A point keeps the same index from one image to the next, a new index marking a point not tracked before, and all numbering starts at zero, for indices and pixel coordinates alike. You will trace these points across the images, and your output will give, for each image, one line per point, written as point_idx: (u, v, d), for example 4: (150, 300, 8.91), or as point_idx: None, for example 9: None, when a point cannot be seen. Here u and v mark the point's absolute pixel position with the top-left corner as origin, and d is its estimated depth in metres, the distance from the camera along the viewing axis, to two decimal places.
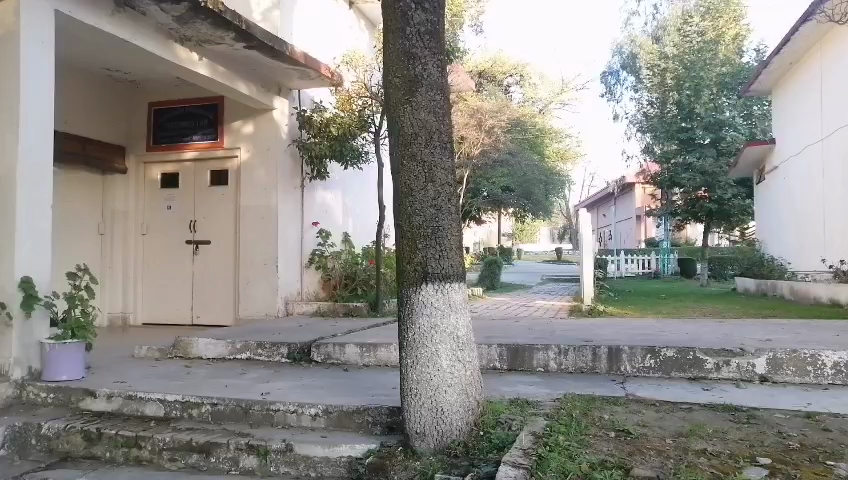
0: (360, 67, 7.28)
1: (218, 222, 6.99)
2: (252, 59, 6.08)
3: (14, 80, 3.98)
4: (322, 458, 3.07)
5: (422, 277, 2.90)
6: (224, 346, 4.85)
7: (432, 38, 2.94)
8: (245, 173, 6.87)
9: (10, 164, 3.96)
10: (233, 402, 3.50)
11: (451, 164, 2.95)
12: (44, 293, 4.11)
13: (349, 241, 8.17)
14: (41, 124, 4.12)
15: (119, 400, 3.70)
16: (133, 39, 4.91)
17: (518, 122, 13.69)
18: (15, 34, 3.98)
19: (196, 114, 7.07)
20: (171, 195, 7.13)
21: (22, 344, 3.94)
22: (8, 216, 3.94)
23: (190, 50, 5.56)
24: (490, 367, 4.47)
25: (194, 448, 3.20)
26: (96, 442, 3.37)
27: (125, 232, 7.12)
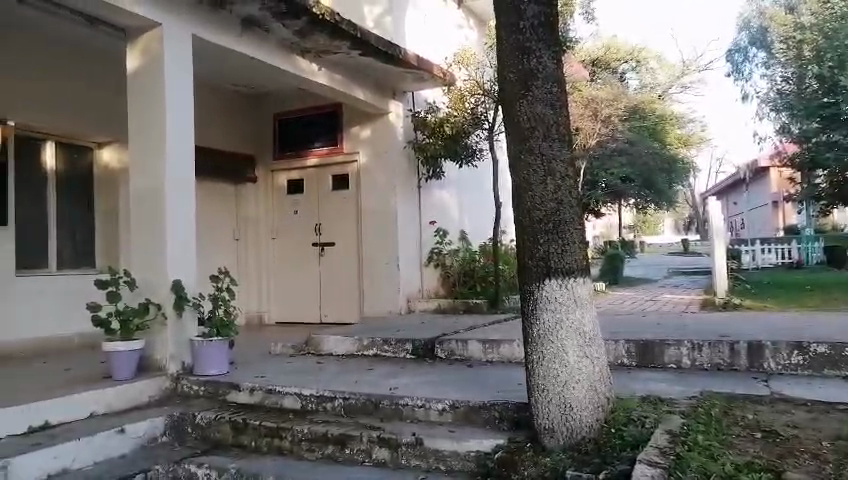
0: (471, 65, 7.24)
1: (341, 225, 7.29)
2: (367, 65, 6.28)
3: (161, 102, 4.38)
4: (452, 452, 3.12)
5: (545, 272, 2.87)
6: (352, 343, 5.05)
7: (545, 30, 2.90)
8: (365, 176, 7.11)
9: (160, 178, 4.35)
10: (364, 397, 3.64)
11: (569, 156, 2.90)
12: (192, 294, 4.49)
13: (467, 239, 8.22)
14: (185, 141, 4.51)
15: (260, 393, 3.96)
16: (260, 56, 5.24)
17: (635, 109, 13.15)
18: (160, 61, 4.38)
19: (316, 122, 7.41)
20: (297, 200, 7.52)
21: (176, 341, 4.34)
22: (158, 226, 4.35)
23: (310, 61, 5.84)
24: (618, 364, 4.32)
25: (330, 440, 3.37)
26: (242, 432, 3.63)
27: (258, 237, 7.62)
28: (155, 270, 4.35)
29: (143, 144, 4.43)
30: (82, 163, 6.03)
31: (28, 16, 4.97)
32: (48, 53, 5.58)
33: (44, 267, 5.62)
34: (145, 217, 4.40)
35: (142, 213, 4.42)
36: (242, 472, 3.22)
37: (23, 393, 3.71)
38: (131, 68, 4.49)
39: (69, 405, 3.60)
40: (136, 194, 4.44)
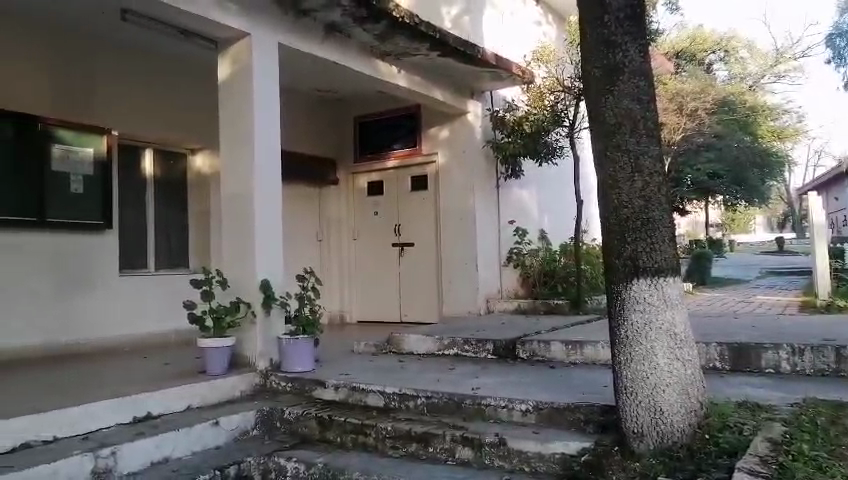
0: (552, 62, 7.18)
1: (420, 225, 7.35)
2: (446, 66, 6.30)
3: (249, 109, 4.56)
4: (536, 454, 3.09)
5: (633, 272, 2.78)
6: (433, 342, 5.08)
7: (632, 22, 2.81)
8: (444, 177, 7.14)
9: (250, 181, 4.54)
10: (446, 395, 3.65)
11: (658, 151, 2.80)
12: (279, 293, 4.64)
13: (547, 239, 8.09)
14: (272, 145, 4.67)
15: (345, 390, 4.04)
16: (342, 61, 5.36)
17: (724, 101, 12.56)
18: (249, 70, 4.56)
19: (395, 124, 7.50)
20: (377, 202, 7.64)
21: (265, 339, 4.50)
22: (247, 227, 4.53)
23: (390, 64, 5.92)
24: (710, 367, 4.15)
25: (413, 438, 3.40)
26: (328, 427, 3.73)
27: (339, 238, 7.80)
28: (246, 270, 4.53)
29: (233, 148, 4.63)
30: (177, 168, 6.36)
31: (128, 31, 5.30)
32: (147, 65, 5.92)
33: (143, 267, 5.99)
34: (235, 219, 4.60)
35: (232, 215, 4.62)
36: (329, 467, 3.30)
37: (127, 385, 3.95)
38: (222, 77, 4.69)
39: (169, 398, 3.81)
40: (227, 196, 4.64)
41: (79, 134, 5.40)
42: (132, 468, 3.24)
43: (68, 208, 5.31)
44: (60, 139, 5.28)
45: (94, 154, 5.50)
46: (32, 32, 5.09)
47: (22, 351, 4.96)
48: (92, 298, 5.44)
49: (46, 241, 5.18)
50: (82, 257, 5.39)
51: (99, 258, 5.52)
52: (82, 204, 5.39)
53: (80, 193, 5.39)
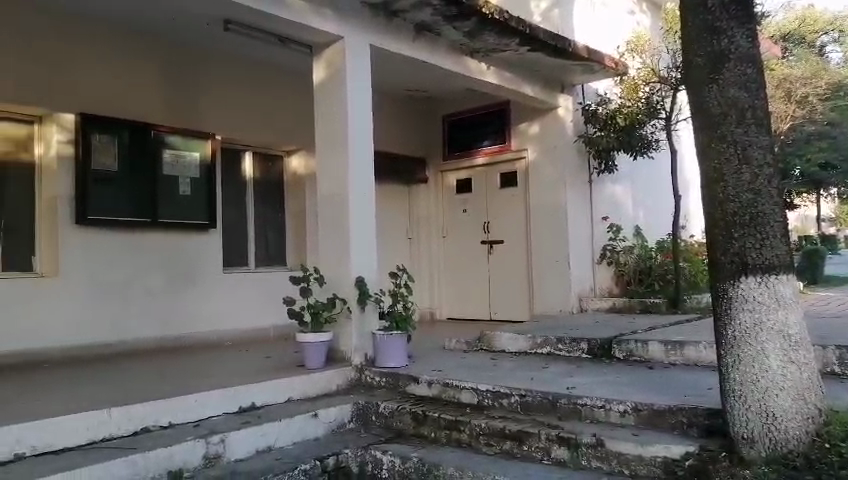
0: (646, 53, 6.95)
1: (510, 222, 7.29)
2: (536, 60, 6.22)
3: (343, 111, 4.69)
4: (636, 457, 2.99)
5: (741, 269, 2.64)
6: (525, 341, 5.03)
7: (739, 6, 2.67)
8: (534, 173, 7.05)
9: (345, 180, 4.66)
10: (541, 394, 3.61)
11: (769, 142, 2.65)
12: (373, 290, 4.75)
13: (642, 235, 7.82)
14: (365, 146, 4.78)
15: (439, 386, 4.07)
16: (431, 60, 5.40)
17: (838, 86, 11.69)
18: (342, 73, 4.69)
19: (484, 121, 7.48)
20: (466, 199, 7.65)
21: (360, 334, 4.62)
22: (342, 226, 4.66)
23: (479, 61, 5.90)
24: (828, 372, 3.87)
25: (508, 436, 3.38)
26: (423, 423, 3.77)
27: (429, 235, 7.88)
28: (341, 267, 4.67)
29: (328, 149, 4.77)
30: (274, 170, 6.64)
31: (229, 40, 5.58)
32: (246, 72, 6.21)
33: (244, 264, 6.30)
34: (331, 218, 4.74)
35: (328, 214, 4.76)
36: (424, 461, 3.35)
37: (232, 377, 4.17)
38: (318, 80, 4.85)
39: (271, 389, 3.98)
40: (322, 196, 4.79)
41: (186, 139, 5.73)
42: (238, 455, 3.42)
43: (177, 209, 5.64)
44: (170, 145, 5.63)
45: (200, 159, 5.82)
46: (143, 46, 5.47)
47: (138, 343, 5.34)
48: (199, 294, 5.78)
49: (159, 240, 5.54)
50: (190, 255, 5.74)
51: (204, 256, 5.84)
52: (189, 206, 5.72)
53: (187, 195, 5.73)
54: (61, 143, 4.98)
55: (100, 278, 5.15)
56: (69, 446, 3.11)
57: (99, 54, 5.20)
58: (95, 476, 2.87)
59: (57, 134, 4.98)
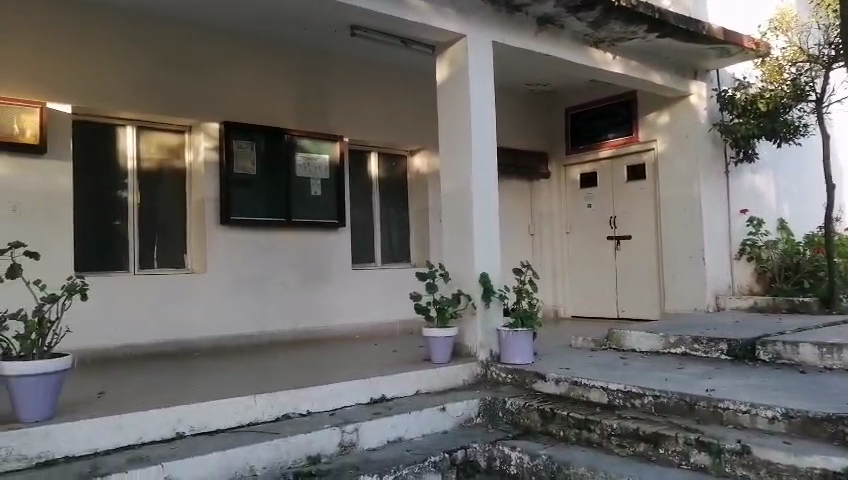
0: (792, 30, 6.38)
1: (638, 217, 7.00)
2: (666, 46, 5.92)
3: (466, 108, 4.72)
4: (789, 467, 2.78)
5: None
6: (658, 340, 4.81)
7: None
8: (664, 165, 6.72)
9: (468, 177, 4.70)
10: (677, 395, 3.44)
11: None
12: (498, 286, 4.75)
13: (787, 229, 7.22)
14: (488, 142, 4.78)
15: (567, 384, 3.98)
16: (555, 53, 5.29)
17: None
18: (464, 70, 4.73)
19: (609, 113, 7.23)
20: (591, 194, 7.43)
21: (485, 331, 4.63)
22: (466, 222, 4.70)
23: (605, 51, 5.71)
24: None
25: (642, 438, 3.26)
26: (551, 421, 3.72)
27: (552, 231, 7.75)
28: (465, 263, 4.71)
29: (451, 147, 4.83)
30: (398, 170, 6.84)
31: (355, 45, 5.81)
32: (370, 75, 6.42)
33: (371, 261, 6.54)
34: (455, 215, 4.79)
35: (451, 211, 4.82)
36: (554, 460, 3.30)
37: (363, 369, 4.34)
38: (441, 79, 4.91)
39: (400, 382, 4.09)
40: (446, 194, 4.86)
41: (316, 142, 6.01)
42: (371, 444, 3.56)
43: (309, 209, 5.93)
44: (302, 148, 5.92)
45: (329, 160, 6.08)
46: (278, 56, 5.82)
47: (276, 335, 5.70)
48: (329, 289, 6.06)
49: (293, 238, 5.87)
50: (321, 252, 6.03)
51: (334, 253, 6.12)
52: (320, 205, 6.00)
53: (318, 196, 6.01)
54: (208, 150, 5.41)
55: (243, 274, 5.54)
56: (221, 428, 3.38)
57: (239, 66, 5.60)
58: (244, 457, 3.10)
59: (205, 142, 5.41)
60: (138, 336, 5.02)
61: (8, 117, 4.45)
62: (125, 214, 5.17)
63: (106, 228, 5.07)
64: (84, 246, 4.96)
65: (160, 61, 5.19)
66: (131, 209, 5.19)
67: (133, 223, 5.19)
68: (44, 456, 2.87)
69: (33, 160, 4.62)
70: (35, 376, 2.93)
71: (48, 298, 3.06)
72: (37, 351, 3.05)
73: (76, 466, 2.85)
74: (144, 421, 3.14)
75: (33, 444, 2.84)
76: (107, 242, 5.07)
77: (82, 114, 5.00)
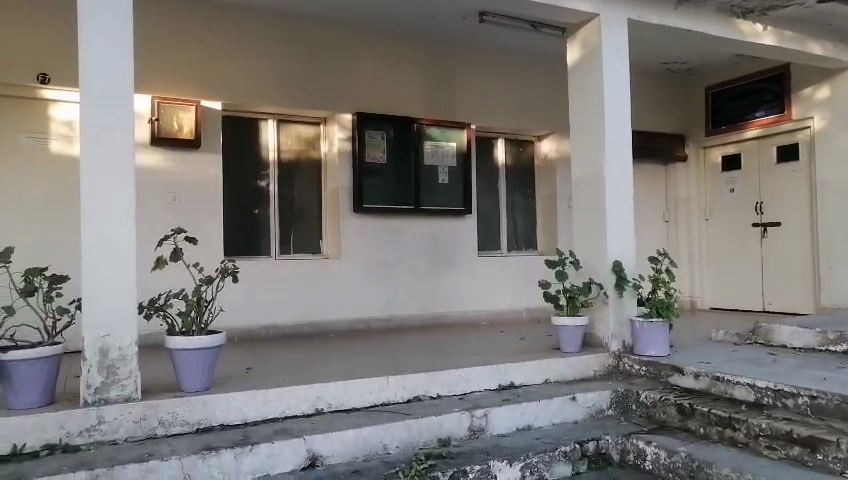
0: None
1: (789, 202, 6.42)
2: (827, 13, 5.34)
3: (598, 91, 4.56)
4: None
5: None
6: (813, 336, 4.41)
7: None
8: (821, 144, 6.10)
9: (600, 161, 4.54)
10: (838, 397, 3.13)
11: None
12: (632, 275, 4.57)
13: None
14: (621, 125, 4.59)
15: (707, 379, 3.75)
16: (697, 27, 4.95)
17: None
18: (598, 51, 4.56)
19: (756, 90, 6.66)
20: (734, 177, 6.94)
21: (617, 320, 4.48)
22: (598, 208, 4.55)
23: (753, 22, 5.27)
24: None
25: (796, 441, 3.01)
26: (690, 417, 3.54)
27: (690, 218, 7.33)
28: (597, 251, 4.57)
29: (583, 131, 4.69)
30: (525, 155, 6.76)
31: (482, 31, 5.79)
32: (497, 61, 6.38)
33: (497, 248, 6.53)
34: (585, 201, 4.66)
35: (583, 198, 4.69)
36: (693, 458, 3.13)
37: (491, 354, 4.37)
38: (572, 61, 4.78)
39: (529, 370, 4.06)
40: (576, 179, 4.73)
41: (444, 130, 6.05)
42: (500, 431, 3.57)
43: (436, 196, 6.01)
44: (430, 136, 5.99)
45: (456, 148, 6.11)
46: (407, 47, 5.93)
47: (405, 319, 5.85)
48: (456, 277, 6.13)
49: (421, 225, 5.98)
50: (448, 239, 6.11)
51: (461, 240, 6.18)
52: (447, 193, 6.06)
53: (446, 183, 6.07)
54: (341, 141, 5.63)
55: (374, 260, 5.74)
56: (357, 406, 3.54)
57: (371, 57, 5.76)
58: (378, 435, 3.22)
59: (338, 133, 5.64)
60: (279, 316, 5.36)
61: (168, 115, 4.89)
62: (266, 203, 5.51)
63: (248, 216, 5.44)
64: (231, 233, 5.36)
65: (298, 57, 5.46)
66: (271, 198, 5.52)
67: (273, 212, 5.52)
68: (203, 423, 3.15)
69: (189, 154, 5.05)
70: (195, 350, 3.22)
71: (204, 280, 3.36)
72: (196, 327, 3.34)
73: (230, 433, 3.10)
74: (287, 396, 3.35)
75: (193, 412, 3.13)
76: (250, 229, 5.44)
77: (229, 110, 5.38)
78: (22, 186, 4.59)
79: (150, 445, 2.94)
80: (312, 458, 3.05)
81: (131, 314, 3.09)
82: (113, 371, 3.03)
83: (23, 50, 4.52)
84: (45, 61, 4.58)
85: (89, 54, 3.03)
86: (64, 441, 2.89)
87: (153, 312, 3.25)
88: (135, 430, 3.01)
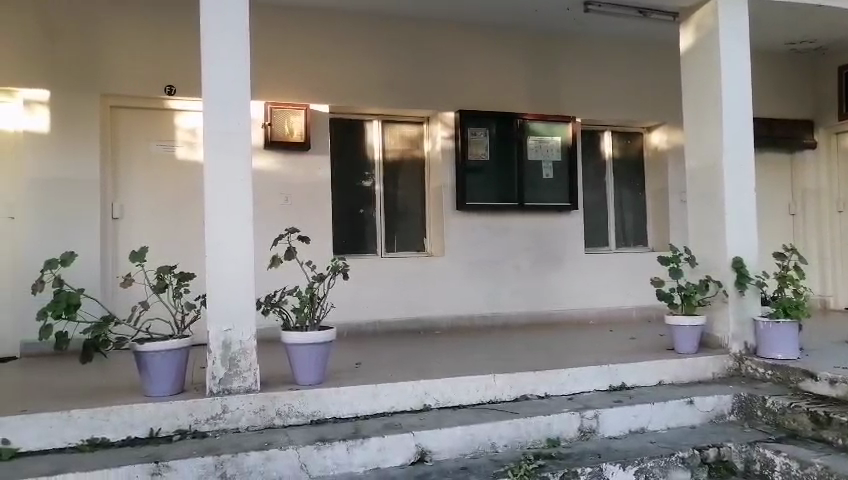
0: None
1: None
2: None
3: (716, 77, 4.29)
4: None
5: None
6: None
7: None
8: None
9: (717, 152, 4.28)
10: None
11: None
12: (755, 271, 4.27)
13: None
14: (741, 112, 4.30)
15: (845, 386, 3.43)
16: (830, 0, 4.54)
17: None
18: (714, 34, 4.29)
19: None
20: None
21: (738, 320, 4.21)
22: (716, 201, 4.29)
23: None
24: None
25: None
26: (825, 426, 3.26)
27: (821, 210, 6.77)
28: (715, 247, 4.31)
29: (698, 121, 4.44)
30: (633, 147, 6.50)
31: (587, 21, 5.63)
32: (602, 51, 6.18)
33: (605, 245, 6.33)
34: (701, 193, 4.41)
35: (698, 190, 4.44)
36: (831, 471, 2.87)
37: (601, 354, 4.24)
38: (686, 47, 4.54)
39: (642, 370, 3.90)
40: (691, 172, 4.49)
41: (548, 125, 5.94)
42: (612, 433, 3.46)
43: (540, 192, 5.91)
44: (534, 131, 5.90)
45: (561, 142, 5.98)
46: (510, 42, 5.86)
47: (510, 317, 5.81)
48: (562, 274, 6.00)
49: (524, 222, 5.90)
50: (553, 236, 5.99)
51: (567, 236, 6.03)
52: (551, 189, 5.94)
53: (550, 178, 5.95)
54: (444, 139, 5.66)
55: (477, 258, 5.73)
56: (464, 403, 3.54)
57: (473, 54, 5.75)
58: (486, 433, 3.21)
59: (442, 131, 5.66)
60: (386, 313, 5.48)
61: (280, 120, 5.12)
62: (371, 203, 5.64)
63: (355, 216, 5.59)
64: (338, 232, 5.53)
65: (401, 58, 5.55)
66: (376, 198, 5.64)
67: (378, 211, 5.65)
68: (317, 415, 3.28)
69: (300, 157, 5.26)
70: (308, 345, 3.35)
71: (316, 277, 3.48)
72: (309, 322, 3.48)
73: (342, 426, 3.20)
74: (395, 392, 3.42)
75: (308, 404, 3.26)
76: (356, 228, 5.59)
77: (336, 113, 5.55)
78: (152, 191, 4.97)
79: (269, 434, 3.10)
80: (421, 453, 3.09)
81: (249, 309, 3.26)
82: (235, 363, 3.21)
83: (151, 64, 4.89)
84: (169, 73, 4.93)
85: (212, 65, 3.23)
86: (193, 427, 3.10)
87: (270, 308, 3.41)
88: (255, 419, 3.18)
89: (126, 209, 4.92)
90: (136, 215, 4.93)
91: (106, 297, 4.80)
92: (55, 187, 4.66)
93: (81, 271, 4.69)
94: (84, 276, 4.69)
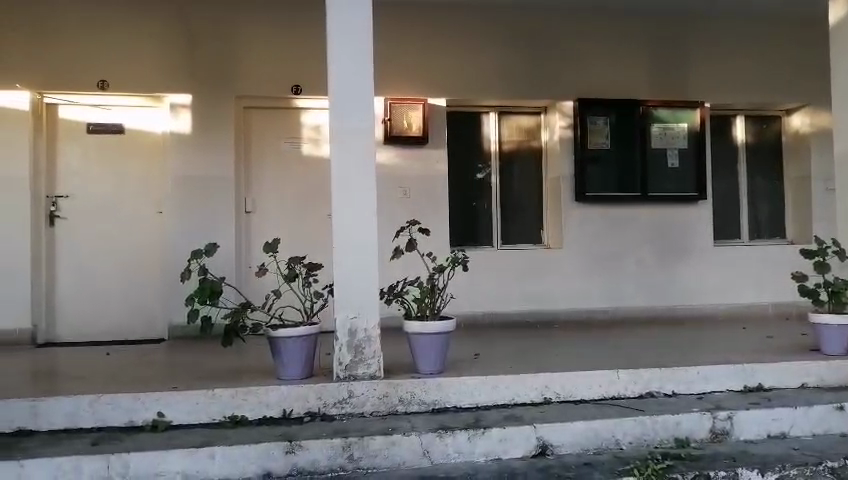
0: None
1: None
2: None
3: None
4: None
5: None
6: None
7: None
8: None
9: None
10: None
11: None
12: None
13: None
14: None
15: None
16: None
17: None
18: None
19: None
20: None
21: None
22: None
23: None
24: None
25: None
26: None
27: None
28: None
29: None
30: (771, 132, 6.04)
31: None
32: (734, 31, 5.78)
33: (737, 237, 5.93)
34: None
35: None
36: None
37: (735, 352, 3.99)
38: (835, 19, 4.12)
39: (782, 371, 3.63)
40: (841, 157, 4.10)
41: (674, 111, 5.65)
42: (748, 436, 3.24)
43: (665, 182, 5.64)
44: (659, 118, 5.64)
45: (688, 129, 5.67)
46: (633, 26, 5.63)
47: (632, 312, 5.60)
48: (688, 268, 5.70)
49: (648, 213, 5.66)
50: (680, 228, 5.70)
51: (695, 228, 5.72)
52: (677, 178, 5.65)
53: (676, 168, 5.66)
54: (562, 129, 5.54)
55: (597, 250, 5.57)
56: (586, 398, 3.47)
57: (593, 41, 5.58)
58: (610, 429, 3.12)
59: (560, 121, 5.55)
60: (503, 306, 5.46)
61: (399, 115, 5.25)
62: (488, 195, 5.64)
63: (471, 208, 5.61)
64: (456, 225, 5.58)
65: (518, 48, 5.48)
66: (493, 190, 5.63)
67: (494, 203, 5.63)
68: (438, 403, 3.33)
69: (419, 151, 5.35)
70: (429, 335, 3.42)
71: (437, 268, 3.53)
72: (430, 312, 3.55)
73: (462, 416, 3.24)
74: (515, 384, 3.40)
75: (429, 393, 3.32)
76: (473, 221, 5.60)
77: (453, 106, 5.60)
78: (281, 185, 5.26)
79: (392, 420, 3.19)
80: (543, 446, 3.06)
81: (373, 298, 3.37)
82: (359, 350, 3.33)
83: (279, 66, 5.17)
84: (295, 73, 5.18)
85: (337, 64, 3.36)
86: (322, 410, 3.26)
87: (393, 298, 3.51)
88: (379, 405, 3.29)
89: (258, 203, 5.23)
90: (267, 208, 5.23)
91: (241, 286, 5.15)
92: (195, 184, 5.05)
93: (219, 261, 5.06)
94: (222, 265, 5.06)
